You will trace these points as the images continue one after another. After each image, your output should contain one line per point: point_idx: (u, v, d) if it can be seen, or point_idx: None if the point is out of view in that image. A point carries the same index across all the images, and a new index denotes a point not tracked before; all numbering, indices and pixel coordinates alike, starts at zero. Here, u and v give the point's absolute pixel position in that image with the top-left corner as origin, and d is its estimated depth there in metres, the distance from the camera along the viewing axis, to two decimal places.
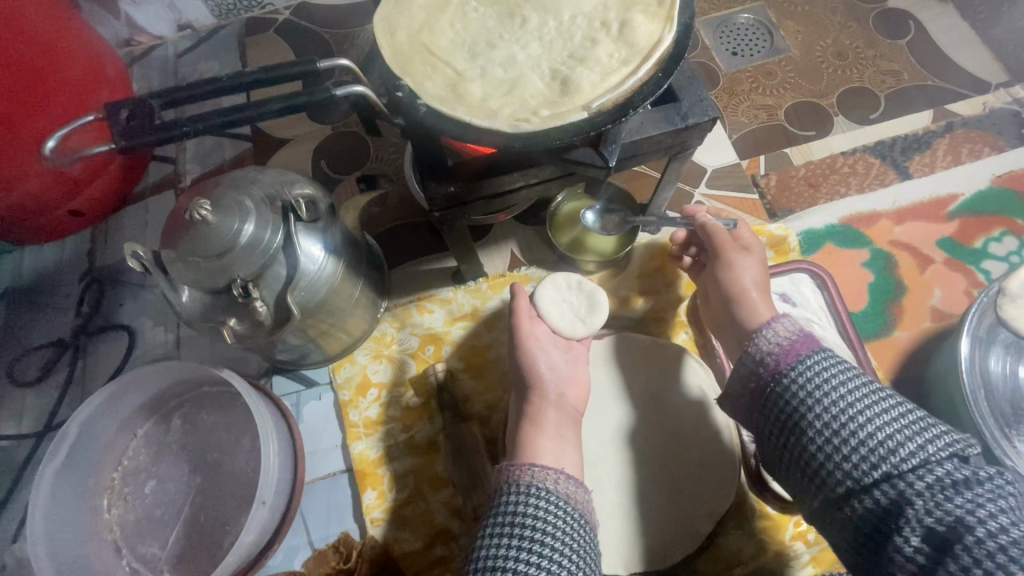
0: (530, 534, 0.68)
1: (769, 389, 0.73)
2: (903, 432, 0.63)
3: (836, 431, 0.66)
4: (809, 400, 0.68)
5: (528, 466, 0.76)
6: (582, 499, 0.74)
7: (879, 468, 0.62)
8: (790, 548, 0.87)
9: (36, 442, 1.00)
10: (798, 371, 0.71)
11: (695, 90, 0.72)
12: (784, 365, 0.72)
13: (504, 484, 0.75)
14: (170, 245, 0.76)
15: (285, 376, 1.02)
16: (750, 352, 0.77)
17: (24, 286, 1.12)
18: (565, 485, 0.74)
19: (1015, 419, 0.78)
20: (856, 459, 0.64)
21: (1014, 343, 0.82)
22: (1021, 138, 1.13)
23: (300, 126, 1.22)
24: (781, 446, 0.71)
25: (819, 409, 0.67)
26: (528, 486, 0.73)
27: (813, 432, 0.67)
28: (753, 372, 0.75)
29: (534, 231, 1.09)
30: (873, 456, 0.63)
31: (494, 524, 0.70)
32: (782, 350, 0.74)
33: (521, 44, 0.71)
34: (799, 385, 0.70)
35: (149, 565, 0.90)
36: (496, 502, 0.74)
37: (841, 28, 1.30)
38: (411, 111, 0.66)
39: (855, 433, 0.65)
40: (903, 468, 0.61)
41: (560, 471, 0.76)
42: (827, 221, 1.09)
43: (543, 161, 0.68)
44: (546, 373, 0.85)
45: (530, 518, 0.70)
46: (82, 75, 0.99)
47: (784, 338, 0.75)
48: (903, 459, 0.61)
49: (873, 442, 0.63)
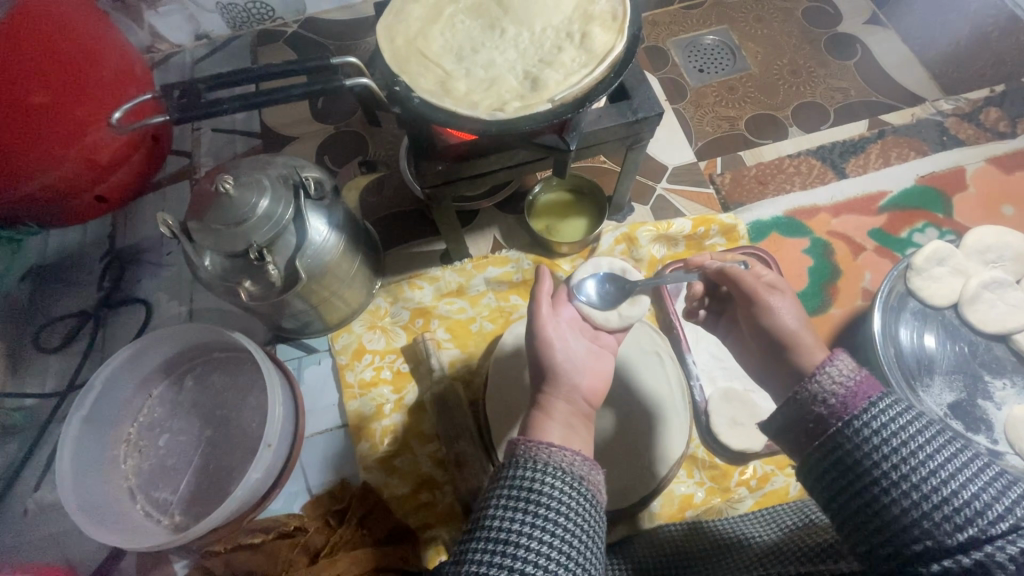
0: (545, 515, 0.63)
1: (832, 433, 0.63)
2: (991, 488, 0.53)
3: (915, 485, 0.56)
4: (880, 450, 0.59)
5: (545, 444, 0.68)
6: (597, 483, 0.69)
7: (965, 530, 0.52)
8: (734, 492, 0.99)
9: (59, 401, 1.10)
10: (868, 417, 0.61)
11: (645, 90, 0.86)
12: (851, 409, 0.62)
13: (517, 459, 0.68)
14: (195, 215, 0.88)
15: (288, 344, 1.13)
16: (806, 389, 0.66)
17: (49, 263, 1.23)
18: (580, 467, 0.67)
19: (918, 372, 0.90)
20: (937, 517, 0.53)
21: (920, 311, 0.95)
22: (944, 144, 1.29)
23: (307, 125, 1.35)
24: (843, 497, 0.61)
25: (891, 455, 0.58)
26: (542, 465, 0.66)
27: (881, 481, 0.58)
28: (814, 414, 0.65)
29: (514, 218, 1.23)
30: (955, 516, 0.53)
31: (506, 498, 0.64)
32: (847, 392, 0.64)
33: (500, 50, 0.85)
34: (869, 431, 0.60)
35: (161, 508, 0.99)
36: (504, 481, 0.66)
37: (794, 49, 1.47)
38: (406, 101, 0.79)
39: (936, 490, 0.54)
40: (992, 532, 0.51)
41: (577, 453, 0.69)
42: (773, 213, 1.23)
43: (517, 145, 0.82)
44: (563, 363, 0.78)
45: (544, 497, 0.64)
46: (116, 72, 1.11)
47: (845, 379, 0.64)
48: (993, 521, 0.51)
49: (957, 500, 0.53)
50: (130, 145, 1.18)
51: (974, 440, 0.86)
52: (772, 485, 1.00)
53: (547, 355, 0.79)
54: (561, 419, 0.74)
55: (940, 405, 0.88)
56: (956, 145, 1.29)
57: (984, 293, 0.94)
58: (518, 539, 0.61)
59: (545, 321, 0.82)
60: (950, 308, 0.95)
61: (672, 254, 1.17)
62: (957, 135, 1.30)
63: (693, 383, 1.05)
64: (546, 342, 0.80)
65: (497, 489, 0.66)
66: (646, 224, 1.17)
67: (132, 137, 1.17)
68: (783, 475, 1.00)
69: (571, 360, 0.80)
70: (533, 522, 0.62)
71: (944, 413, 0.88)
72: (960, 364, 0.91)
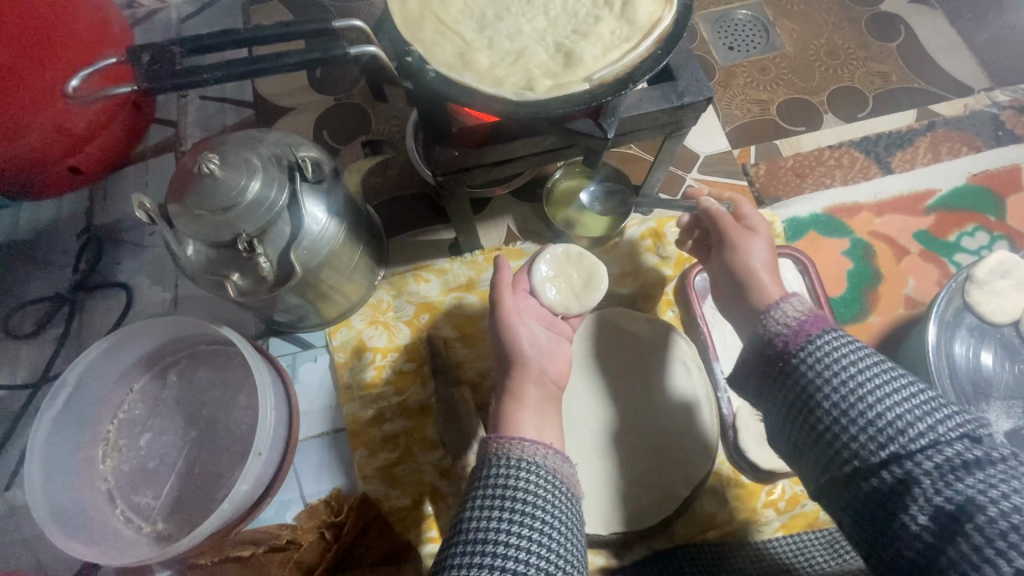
0: (522, 509, 0.59)
1: (780, 367, 0.67)
2: (917, 411, 0.57)
3: (849, 412, 0.60)
4: (820, 380, 0.63)
5: (517, 439, 0.67)
6: (571, 478, 0.66)
7: (887, 448, 0.56)
8: (762, 514, 0.92)
9: (31, 393, 1.01)
10: (810, 351, 0.65)
11: (692, 70, 0.75)
12: (794, 344, 0.67)
13: (490, 457, 0.66)
14: (176, 199, 0.77)
15: (281, 338, 1.04)
16: (760, 328, 0.71)
17: (23, 241, 1.13)
18: (553, 460, 0.65)
19: (973, 396, 0.82)
20: (864, 438, 0.58)
21: (978, 328, 0.86)
22: (999, 139, 1.19)
23: (303, 95, 1.23)
24: (788, 423, 0.66)
25: (829, 387, 0.62)
26: (516, 460, 0.64)
27: (821, 408, 0.62)
28: (762, 351, 0.70)
29: (529, 206, 1.13)
30: (881, 435, 0.57)
31: (482, 496, 0.61)
32: (793, 330, 0.68)
33: (528, 18, 0.75)
34: (811, 364, 0.64)
35: (142, 514, 0.91)
36: (478, 478, 0.64)
37: (834, 28, 1.34)
38: (420, 75, 0.68)
39: (866, 414, 0.59)
40: (912, 448, 0.55)
41: (550, 446, 0.67)
42: (812, 210, 1.13)
43: (545, 131, 0.71)
44: (528, 349, 0.78)
45: (520, 492, 0.61)
46: (89, 30, 0.98)
47: (795, 317, 0.69)
48: (914, 439, 0.55)
49: (882, 420, 0.58)
50: (106, 112, 1.06)
51: None
52: (801, 508, 0.93)
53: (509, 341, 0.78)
54: None
55: (995, 433, 0.81)
56: (1011, 141, 1.19)
57: None
58: (496, 536, 0.57)
59: (509, 311, 0.79)
60: (1010, 326, 0.86)
61: None
62: (1013, 130, 1.20)
63: (721, 395, 0.95)
64: (511, 333, 0.78)
65: (474, 489, 0.63)
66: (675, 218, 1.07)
67: (108, 104, 1.06)
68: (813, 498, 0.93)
69: (534, 344, 0.79)
70: (512, 519, 0.59)
71: (999, 442, 0.80)
72: (1018, 388, 0.83)
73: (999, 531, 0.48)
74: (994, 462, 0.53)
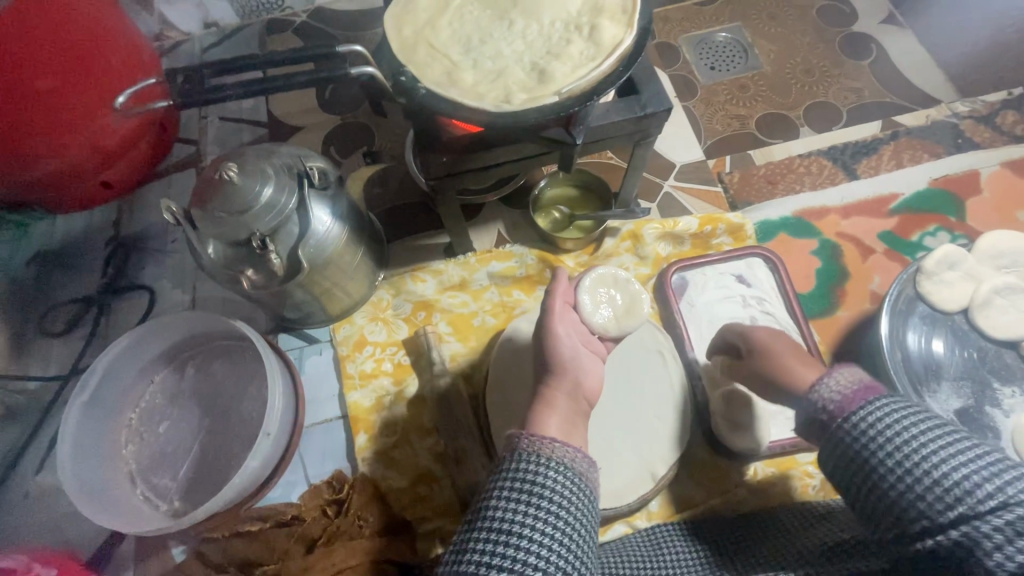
0: (543, 504, 0.64)
1: (834, 431, 0.68)
2: (982, 470, 0.57)
3: (914, 472, 0.61)
4: (880, 443, 0.64)
5: (547, 439, 0.69)
6: (591, 476, 0.70)
7: (955, 509, 0.57)
8: (734, 494, 0.98)
9: (62, 385, 1.10)
10: (865, 414, 0.66)
11: (654, 84, 0.85)
12: (847, 411, 0.68)
13: (519, 452, 0.69)
14: (199, 203, 0.87)
15: (289, 334, 1.13)
16: (810, 396, 0.72)
17: (57, 249, 1.24)
18: (579, 463, 0.69)
19: (924, 378, 0.88)
20: (930, 498, 0.59)
21: (929, 316, 0.93)
22: (959, 147, 1.27)
23: (314, 115, 1.35)
24: (845, 481, 0.67)
25: (888, 449, 0.63)
26: (546, 459, 0.67)
27: (883, 468, 0.63)
28: (815, 419, 0.71)
29: (517, 212, 1.22)
30: (948, 495, 0.58)
31: (507, 488, 0.65)
32: (841, 397, 0.70)
33: (508, 42, 0.85)
34: (869, 428, 0.65)
35: (160, 494, 0.99)
36: (503, 470, 0.67)
37: (808, 48, 1.44)
38: (412, 92, 0.78)
39: (930, 473, 0.60)
40: (980, 508, 0.56)
41: (578, 450, 0.70)
42: (782, 213, 1.21)
43: (522, 139, 0.81)
44: (569, 357, 0.80)
45: (543, 487, 0.65)
46: (123, 59, 1.11)
47: (844, 387, 0.70)
48: (982, 499, 0.56)
49: (948, 481, 0.58)
50: (136, 131, 1.19)
51: None
52: (772, 488, 0.98)
53: (552, 350, 0.80)
54: (565, 417, 0.75)
55: (946, 411, 0.86)
56: (971, 149, 1.26)
57: (996, 299, 0.91)
58: (517, 528, 0.62)
59: (554, 315, 0.82)
60: (959, 313, 0.92)
61: (678, 252, 1.16)
62: (973, 138, 1.28)
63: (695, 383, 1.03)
64: (553, 339, 0.80)
65: (498, 480, 0.67)
66: (652, 221, 1.16)
67: (139, 124, 1.18)
68: (783, 479, 0.99)
69: (577, 358, 0.81)
70: (531, 511, 0.63)
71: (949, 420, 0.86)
72: (967, 370, 0.89)
73: None
74: None
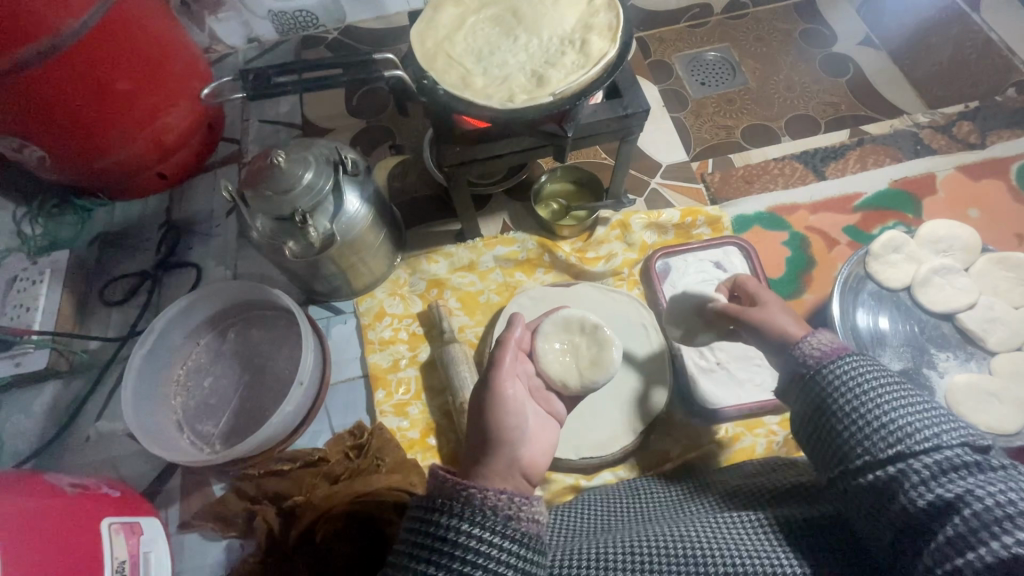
0: (461, 556, 0.58)
1: (800, 376, 0.71)
2: (922, 418, 0.61)
3: (865, 415, 0.64)
4: (841, 387, 0.67)
5: (470, 487, 0.60)
6: (530, 514, 0.61)
7: (893, 447, 0.61)
8: (708, 449, 1.10)
9: (119, 345, 1.26)
10: (836, 364, 0.68)
11: (635, 89, 1.01)
12: (823, 359, 0.70)
13: (437, 499, 0.61)
14: (249, 185, 1.04)
15: (318, 305, 1.29)
16: (790, 350, 0.74)
17: (115, 230, 1.41)
18: (508, 505, 0.60)
19: (870, 345, 1.01)
20: (873, 436, 0.62)
21: (878, 293, 1.06)
22: (918, 152, 1.41)
23: (343, 119, 1.53)
24: (804, 424, 0.70)
25: (847, 392, 0.66)
26: (466, 509, 0.59)
27: (837, 410, 0.66)
28: (789, 366, 0.73)
29: (519, 204, 1.38)
30: (888, 435, 0.62)
31: (422, 537, 0.60)
32: (816, 349, 0.72)
33: (513, 53, 1.02)
34: (836, 374, 0.68)
35: (204, 439, 1.14)
36: (417, 519, 0.61)
37: (791, 67, 1.60)
38: (432, 93, 0.95)
39: (878, 417, 0.63)
40: (914, 448, 0.60)
41: (504, 491, 0.61)
42: (757, 209, 1.36)
43: (523, 133, 0.97)
44: (513, 402, 0.74)
45: (462, 538, 0.58)
46: (184, 67, 1.29)
47: (824, 343, 0.72)
48: (918, 441, 0.60)
49: (889, 424, 0.62)
50: (189, 130, 1.36)
51: None
52: (741, 444, 1.11)
53: (495, 422, 0.71)
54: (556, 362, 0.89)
55: (889, 372, 0.99)
56: (929, 154, 1.41)
57: (934, 278, 1.05)
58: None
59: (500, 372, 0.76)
60: (904, 291, 1.06)
61: (662, 240, 1.31)
62: (931, 145, 1.42)
63: (675, 352, 1.18)
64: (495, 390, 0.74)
65: (414, 528, 0.61)
66: (639, 213, 1.31)
67: (192, 124, 1.36)
68: (751, 437, 1.12)
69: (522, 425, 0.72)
70: (449, 565, 0.57)
71: None
72: (909, 339, 1.02)
73: (993, 518, 0.53)
74: (992, 469, 0.57)
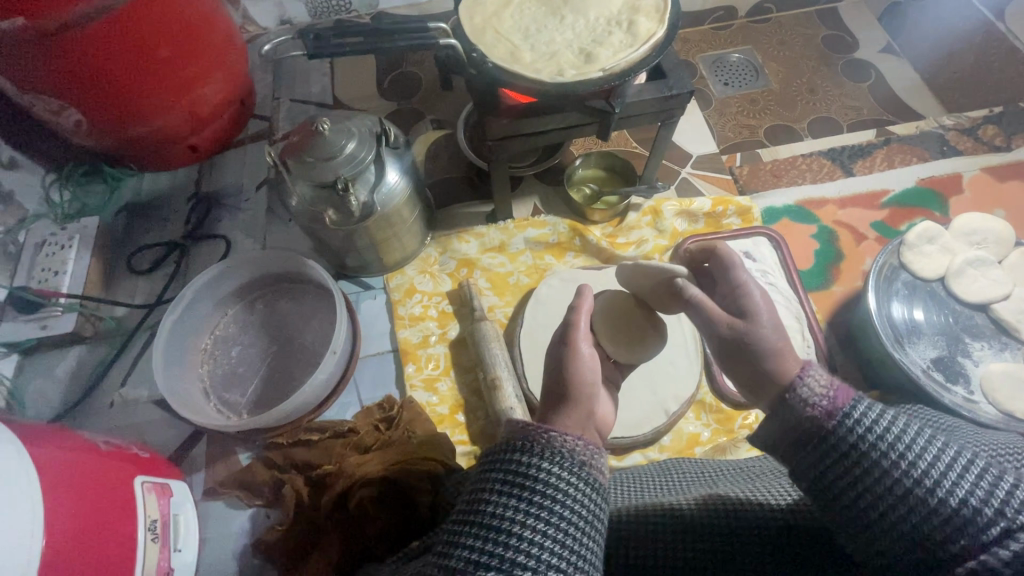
0: (538, 499, 0.58)
1: (818, 442, 0.59)
2: (978, 489, 0.52)
3: (913, 497, 0.53)
4: (876, 459, 0.55)
5: (552, 430, 0.62)
6: (599, 463, 0.63)
7: (957, 536, 0.51)
8: (738, 433, 1.10)
9: (146, 313, 1.26)
10: (858, 428, 0.57)
11: (680, 71, 1.02)
12: (835, 419, 0.58)
13: (516, 442, 0.62)
14: (292, 151, 1.04)
15: (348, 280, 1.29)
16: (788, 398, 0.61)
17: (144, 201, 1.41)
18: (582, 451, 0.62)
19: (905, 333, 1.02)
20: (932, 525, 0.52)
21: (912, 284, 1.07)
22: (943, 153, 1.43)
23: (373, 102, 1.53)
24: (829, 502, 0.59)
25: (884, 464, 0.55)
26: (544, 452, 0.61)
27: (878, 489, 0.55)
28: (800, 427, 0.60)
29: (550, 189, 1.39)
30: (948, 520, 0.52)
31: (498, 480, 0.60)
32: (828, 400, 0.60)
33: (559, 32, 1.03)
34: (860, 441, 0.57)
35: (231, 407, 1.13)
36: (492, 470, 0.61)
37: (814, 70, 1.63)
38: (481, 65, 0.95)
39: (929, 497, 0.53)
40: (983, 536, 0.51)
41: (578, 437, 0.63)
42: (785, 202, 1.37)
43: (570, 108, 0.98)
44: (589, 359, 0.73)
45: (539, 481, 0.59)
46: (223, 40, 1.30)
47: (823, 392, 0.60)
48: (986, 526, 0.50)
49: (947, 506, 0.52)
50: (223, 103, 1.37)
51: (952, 389, 0.97)
52: None
53: (569, 377, 0.70)
54: None
55: (924, 360, 1.00)
56: (954, 155, 1.43)
57: (968, 269, 1.06)
58: (508, 526, 0.57)
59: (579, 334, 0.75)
60: (937, 282, 1.07)
61: (692, 229, 1.31)
62: (956, 146, 1.44)
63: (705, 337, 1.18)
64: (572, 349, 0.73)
65: (489, 473, 0.62)
66: (670, 200, 1.32)
67: (225, 97, 1.37)
68: None
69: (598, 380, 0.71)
70: (525, 509, 0.58)
71: (926, 366, 0.99)
72: (943, 327, 1.03)
73: None
74: None
